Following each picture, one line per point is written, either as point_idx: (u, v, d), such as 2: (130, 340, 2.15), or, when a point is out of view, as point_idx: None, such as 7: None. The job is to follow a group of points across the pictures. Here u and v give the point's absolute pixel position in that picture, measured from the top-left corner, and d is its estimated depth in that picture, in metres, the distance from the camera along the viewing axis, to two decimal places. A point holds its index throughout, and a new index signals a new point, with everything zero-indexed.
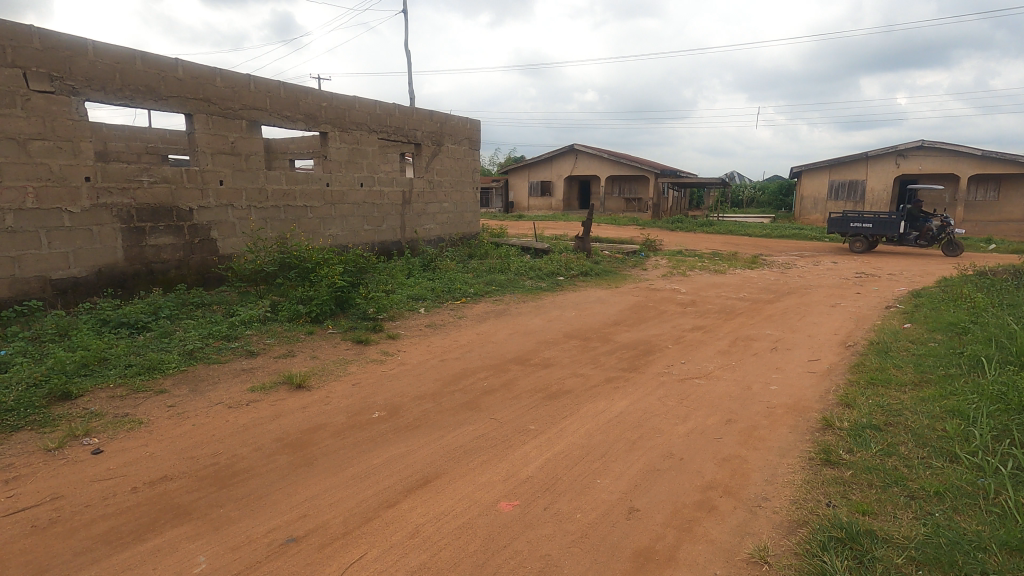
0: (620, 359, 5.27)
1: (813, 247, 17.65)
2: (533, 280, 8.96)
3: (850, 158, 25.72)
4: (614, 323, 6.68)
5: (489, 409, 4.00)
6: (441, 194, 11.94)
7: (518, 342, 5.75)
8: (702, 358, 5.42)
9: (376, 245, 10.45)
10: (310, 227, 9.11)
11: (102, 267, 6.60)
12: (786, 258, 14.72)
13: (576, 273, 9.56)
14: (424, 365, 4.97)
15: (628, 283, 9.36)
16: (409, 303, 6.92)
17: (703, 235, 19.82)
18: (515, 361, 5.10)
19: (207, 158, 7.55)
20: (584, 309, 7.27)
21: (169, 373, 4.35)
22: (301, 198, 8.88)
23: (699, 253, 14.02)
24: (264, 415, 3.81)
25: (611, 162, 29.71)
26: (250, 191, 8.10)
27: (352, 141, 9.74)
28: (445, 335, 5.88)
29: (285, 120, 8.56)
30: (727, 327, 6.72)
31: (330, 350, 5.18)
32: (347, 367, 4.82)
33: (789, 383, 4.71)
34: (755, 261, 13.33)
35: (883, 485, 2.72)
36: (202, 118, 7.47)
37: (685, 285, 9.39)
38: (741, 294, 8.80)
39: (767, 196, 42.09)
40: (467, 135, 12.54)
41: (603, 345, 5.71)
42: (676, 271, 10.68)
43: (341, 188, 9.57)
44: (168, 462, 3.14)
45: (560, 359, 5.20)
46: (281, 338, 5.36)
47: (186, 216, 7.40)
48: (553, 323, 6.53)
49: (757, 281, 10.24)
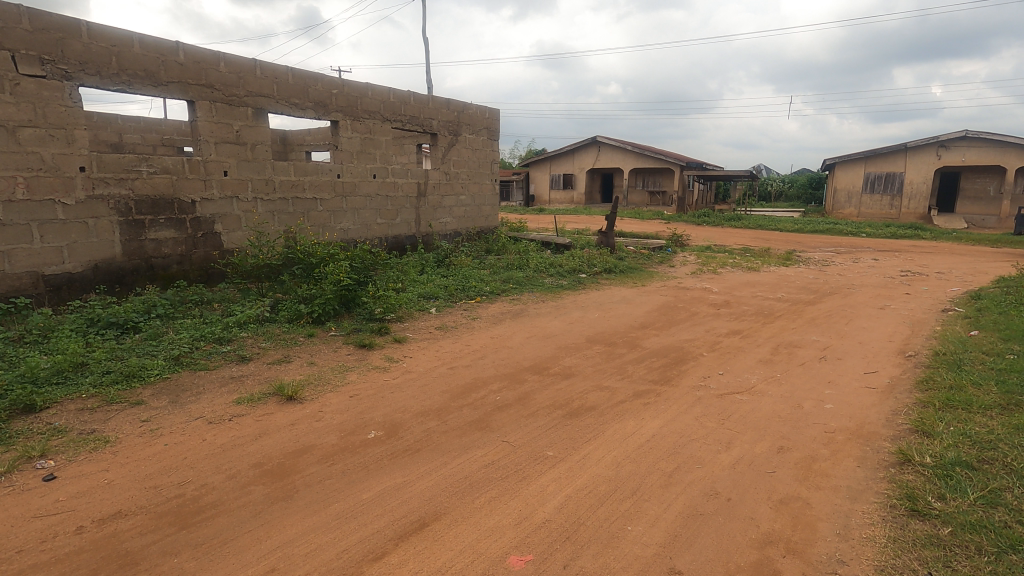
0: (650, 369, 4.71)
1: (850, 243, 16.76)
2: (553, 278, 8.42)
3: (887, 149, 24.49)
4: (641, 326, 6.10)
5: (502, 430, 3.49)
6: (458, 186, 11.45)
7: (536, 347, 5.24)
8: (742, 369, 4.83)
9: (390, 239, 10.02)
10: (320, 221, 8.71)
11: (98, 262, 6.28)
12: (822, 254, 13.90)
13: (599, 270, 9.00)
14: (431, 374, 4.48)
15: (655, 281, 8.77)
16: (420, 303, 6.45)
17: (732, 230, 19.02)
18: (533, 371, 4.58)
19: (210, 147, 7.18)
20: (608, 311, 6.70)
21: (150, 382, 3.95)
22: (310, 190, 8.47)
23: (729, 249, 13.29)
24: (246, 434, 3.37)
25: (635, 154, 28.93)
26: (256, 182, 7.73)
27: (364, 130, 9.29)
28: (456, 339, 5.39)
29: (293, 108, 8.15)
30: (766, 332, 6.10)
31: (329, 355, 4.74)
32: (346, 376, 4.37)
33: (847, 400, 4.11)
34: (791, 258, 12.55)
35: (995, 551, 2.15)
36: (205, 105, 7.08)
37: (717, 283, 8.75)
38: (779, 294, 8.12)
39: (796, 190, 40.77)
40: (485, 125, 11.99)
41: (630, 352, 5.15)
42: (706, 268, 10.04)
43: (352, 179, 9.14)
44: (126, 494, 2.70)
45: (582, 368, 4.66)
46: (278, 341, 4.92)
47: (189, 208, 7.03)
48: (574, 325, 5.99)
49: (795, 279, 9.53)
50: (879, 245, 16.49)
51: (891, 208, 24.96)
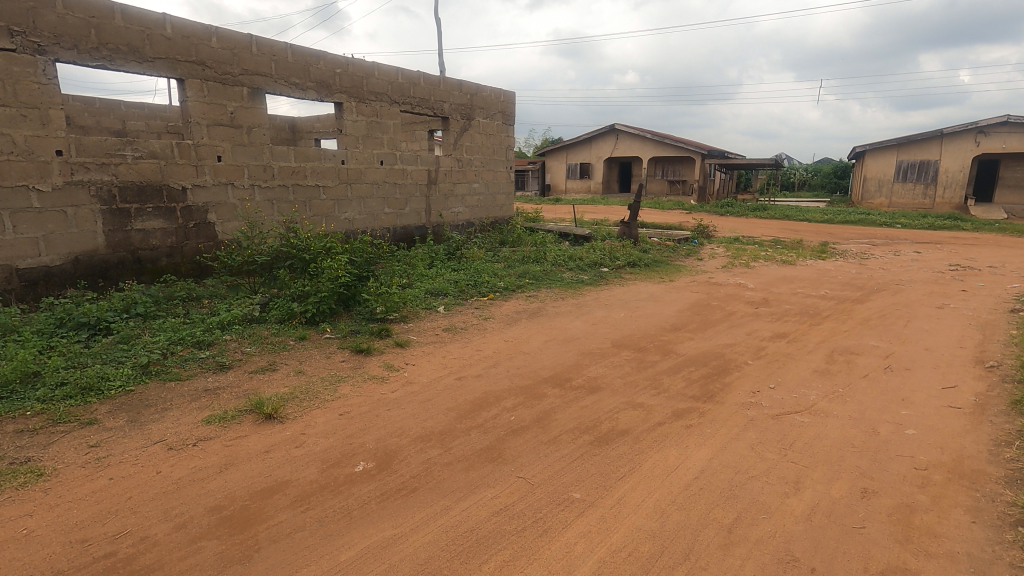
0: (688, 381, 4.07)
1: (885, 235, 15.81)
2: (573, 272, 7.76)
3: (921, 135, 23.24)
4: (674, 329, 5.44)
5: (518, 462, 2.89)
6: (471, 174, 10.82)
7: (557, 353, 4.62)
8: (796, 381, 4.16)
9: (398, 229, 9.43)
10: (323, 211, 8.16)
11: (79, 254, 5.78)
12: (857, 247, 13.03)
13: (622, 263, 8.33)
14: (436, 385, 3.89)
15: (683, 276, 8.08)
16: (427, 300, 5.86)
17: (758, 221, 18.14)
18: (553, 383, 3.96)
19: (202, 130, 6.63)
20: (635, 310, 6.04)
21: (110, 396, 3.41)
22: (312, 177, 7.91)
23: (758, 241, 12.49)
24: (211, 465, 2.80)
25: (654, 141, 27.96)
26: (252, 168, 7.18)
27: (371, 113, 8.69)
28: (466, 343, 4.80)
29: (293, 88, 7.57)
30: (815, 335, 5.41)
31: (321, 362, 4.17)
32: (338, 388, 3.79)
33: (931, 424, 3.43)
34: (825, 250, 11.73)
35: None
36: (196, 83, 6.52)
37: (751, 279, 8.03)
38: (822, 291, 7.37)
39: (821, 179, 39.43)
40: (500, 108, 11.31)
41: (664, 360, 4.51)
42: (738, 262, 9.29)
43: (358, 166, 8.56)
44: (46, 552, 2.15)
45: (610, 380, 4.03)
46: (265, 346, 4.37)
47: (179, 196, 6.51)
48: (598, 327, 5.35)
49: (835, 274, 8.76)
50: (917, 236, 15.49)
51: (924, 197, 23.76)
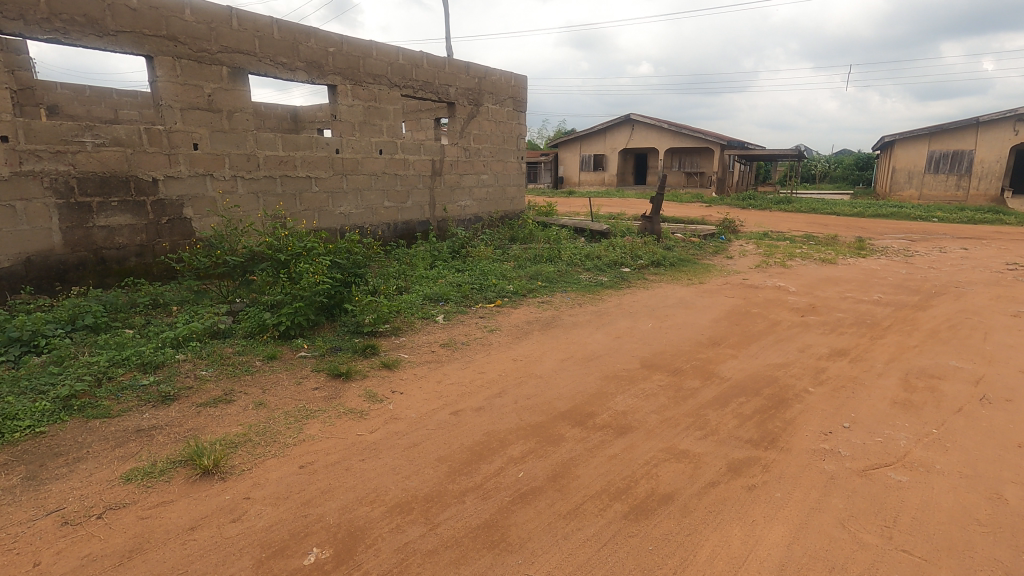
0: (741, 418, 3.27)
1: (923, 229, 14.75)
2: (591, 273, 6.95)
3: (955, 124, 21.96)
4: (712, 344, 4.63)
5: (527, 549, 2.12)
6: (479, 164, 10.01)
7: (576, 377, 3.84)
8: (876, 418, 3.33)
9: (399, 225, 8.68)
10: (316, 204, 7.42)
11: (31, 254, 5.11)
12: (896, 243, 12.07)
13: (644, 263, 7.51)
14: (425, 424, 3.12)
15: (714, 277, 7.24)
16: (423, 308, 5.10)
17: (783, 215, 17.14)
18: (571, 420, 3.19)
19: (175, 114, 5.92)
20: (664, 320, 5.23)
21: (10, 440, 2.70)
22: (302, 168, 7.19)
23: (789, 237, 11.58)
24: (111, 552, 2.07)
25: (671, 132, 26.90)
26: (234, 157, 6.46)
27: (369, 97, 7.91)
28: (467, 363, 4.03)
29: (280, 68, 6.82)
30: (881, 352, 4.57)
31: (288, 390, 3.43)
32: (304, 427, 3.05)
33: None
34: (863, 247, 10.79)
35: None
36: (167, 62, 5.80)
37: (790, 280, 7.18)
38: (874, 295, 6.50)
39: (843, 171, 38.10)
40: (511, 94, 10.47)
41: (706, 387, 3.71)
42: (772, 261, 8.41)
43: (354, 155, 7.81)
44: None
45: (643, 416, 3.24)
46: (225, 368, 3.64)
47: (149, 188, 5.81)
48: (623, 342, 4.56)
49: (882, 275, 7.84)
50: (956, 231, 14.42)
51: (957, 189, 22.50)
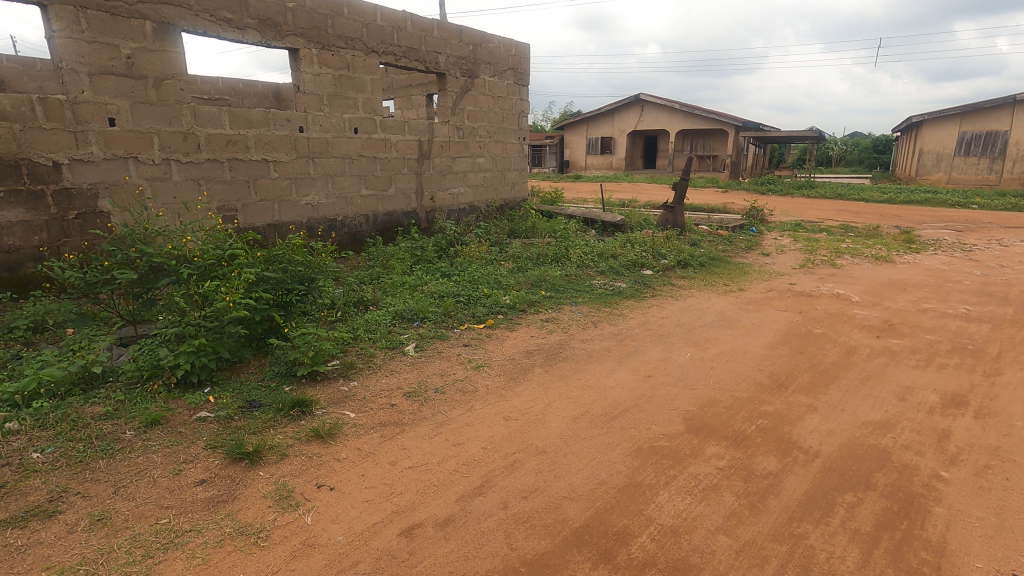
0: (864, 545, 2.04)
1: (965, 218, 13.35)
2: (606, 278, 5.71)
3: (990, 102, 20.33)
4: (777, 387, 3.41)
5: None
6: (475, 146, 8.72)
7: (596, 453, 2.63)
8: None
9: (379, 217, 7.43)
10: (275, 193, 6.20)
11: None
12: (942, 233, 10.77)
13: (669, 263, 6.27)
14: (355, 562, 1.93)
15: (754, 280, 6.01)
16: (389, 333, 3.89)
17: (808, 201, 15.78)
18: (592, 553, 1.98)
19: (81, 81, 4.69)
20: (706, 347, 4.01)
21: None
22: (256, 150, 5.95)
23: (825, 227, 10.28)
24: None
25: (683, 112, 25.35)
26: (166, 136, 5.23)
27: (339, 64, 6.62)
28: (439, 425, 2.84)
29: (224, 25, 5.54)
30: (1014, 399, 3.31)
31: (155, 488, 2.24)
32: (152, 571, 1.85)
33: None
34: (912, 239, 9.48)
35: None
36: (67, 13, 4.55)
37: (848, 285, 5.93)
38: (958, 306, 5.23)
39: (861, 154, 36.50)
40: (511, 65, 9.13)
41: (790, 473, 2.50)
42: (818, 259, 7.13)
43: (321, 134, 6.55)
44: None
45: (704, 543, 2.03)
46: (75, 443, 2.46)
47: (49, 174, 4.60)
48: (658, 387, 3.34)
49: (953, 276, 6.55)
50: (1003, 219, 13.01)
51: (990, 172, 20.90)
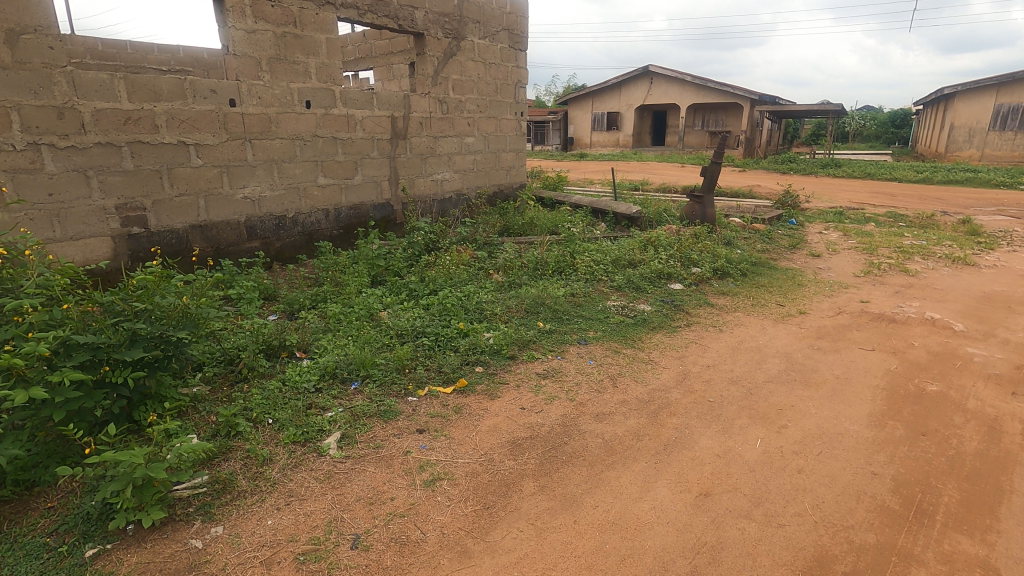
0: None
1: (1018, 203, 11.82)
2: (623, 297, 4.37)
3: None
4: (918, 520, 2.09)
5: None
6: (461, 123, 7.28)
7: None
8: None
9: (342, 211, 6.06)
10: (198, 186, 4.84)
11: None
12: (1004, 222, 9.31)
13: (704, 272, 4.93)
14: None
15: (815, 297, 4.66)
16: (305, 411, 2.57)
17: (836, 183, 14.28)
18: None
19: None
20: (783, 426, 2.69)
21: None
22: (169, 130, 4.58)
23: (871, 216, 8.81)
24: None
25: (696, 85, 23.64)
26: (29, 111, 3.88)
27: (282, 17, 5.18)
28: None
29: None
30: None
31: None
32: None
33: None
34: (978, 231, 8.04)
35: None
36: None
37: (939, 303, 4.55)
38: None
39: (880, 129, 34.58)
40: (505, 25, 7.63)
41: None
42: (883, 262, 5.75)
43: (260, 109, 5.16)
44: None
45: None
46: None
47: None
48: (724, 525, 2.03)
49: None
50: None
51: None
